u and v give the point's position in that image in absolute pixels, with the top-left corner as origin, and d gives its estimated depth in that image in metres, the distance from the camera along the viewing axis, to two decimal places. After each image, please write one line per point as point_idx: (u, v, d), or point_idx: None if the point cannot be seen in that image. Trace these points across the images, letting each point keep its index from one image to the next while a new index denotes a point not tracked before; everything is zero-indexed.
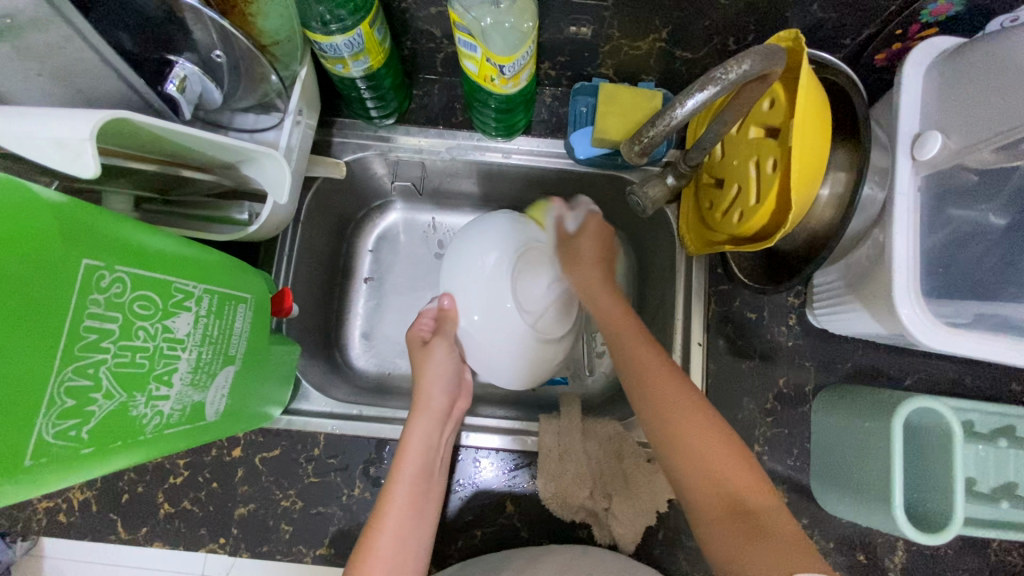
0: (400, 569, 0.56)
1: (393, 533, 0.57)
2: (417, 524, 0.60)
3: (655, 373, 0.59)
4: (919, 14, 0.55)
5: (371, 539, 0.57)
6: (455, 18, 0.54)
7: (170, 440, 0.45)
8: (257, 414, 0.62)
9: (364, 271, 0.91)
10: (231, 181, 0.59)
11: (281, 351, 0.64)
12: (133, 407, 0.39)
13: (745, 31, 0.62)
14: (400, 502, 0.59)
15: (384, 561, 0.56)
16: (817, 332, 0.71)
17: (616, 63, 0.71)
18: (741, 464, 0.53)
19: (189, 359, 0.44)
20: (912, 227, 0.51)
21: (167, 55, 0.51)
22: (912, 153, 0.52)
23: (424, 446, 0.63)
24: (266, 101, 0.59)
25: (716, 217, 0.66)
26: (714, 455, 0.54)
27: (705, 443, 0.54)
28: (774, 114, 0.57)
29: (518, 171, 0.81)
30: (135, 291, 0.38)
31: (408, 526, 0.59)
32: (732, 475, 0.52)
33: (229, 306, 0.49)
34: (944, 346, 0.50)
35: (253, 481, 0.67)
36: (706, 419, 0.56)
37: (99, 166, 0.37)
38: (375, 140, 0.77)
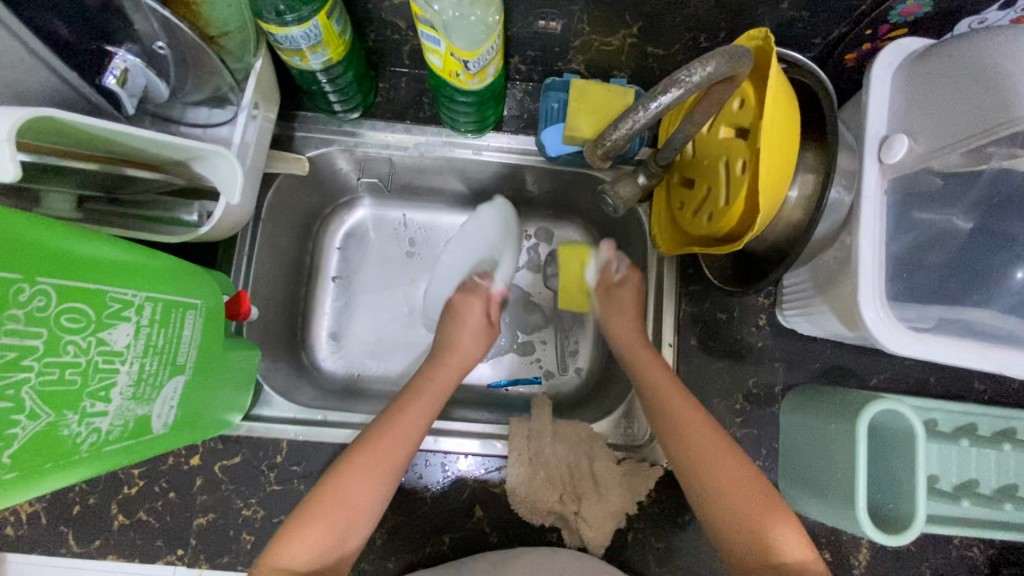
0: (346, 517, 0.56)
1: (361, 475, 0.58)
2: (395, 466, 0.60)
3: (667, 389, 0.63)
4: (888, 14, 0.55)
5: (339, 481, 0.57)
6: (417, 11, 0.51)
7: (111, 456, 0.43)
8: (214, 422, 0.59)
9: (331, 270, 0.88)
10: (182, 179, 0.56)
11: (239, 356, 0.61)
12: (64, 426, 0.36)
13: (717, 28, 0.61)
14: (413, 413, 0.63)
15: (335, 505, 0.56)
16: (787, 332, 0.72)
17: (587, 58, 0.69)
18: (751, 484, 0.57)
19: (131, 371, 0.42)
20: (878, 231, 0.51)
21: (105, 45, 0.47)
22: (879, 156, 0.52)
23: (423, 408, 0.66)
24: (219, 94, 0.56)
25: (686, 217, 0.65)
26: (726, 477, 0.57)
27: (720, 459, 0.58)
28: (743, 114, 0.56)
29: (489, 168, 0.79)
30: (62, 303, 0.35)
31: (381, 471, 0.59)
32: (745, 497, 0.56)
33: (176, 313, 0.47)
34: (905, 350, 0.50)
35: (213, 489, 0.65)
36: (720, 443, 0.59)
37: (19, 168, 0.34)
38: (339, 134, 0.74)
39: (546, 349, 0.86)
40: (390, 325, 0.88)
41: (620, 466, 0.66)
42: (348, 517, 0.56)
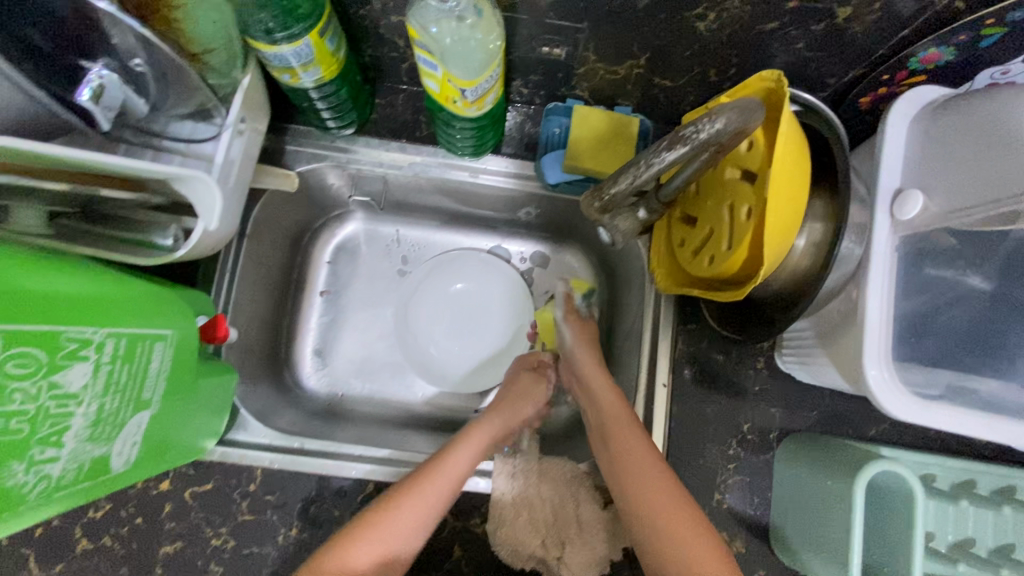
0: (399, 529, 0.55)
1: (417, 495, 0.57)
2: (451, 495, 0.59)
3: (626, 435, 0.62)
4: (908, 60, 0.53)
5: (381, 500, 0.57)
6: (414, 34, 0.49)
7: (64, 500, 0.40)
8: (185, 449, 0.57)
9: (319, 285, 0.86)
10: (161, 198, 0.53)
11: (214, 382, 0.59)
12: (8, 477, 0.34)
13: (728, 64, 0.59)
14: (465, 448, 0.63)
15: (391, 519, 0.55)
16: (785, 377, 0.69)
17: (591, 86, 0.67)
18: (682, 506, 0.55)
19: (88, 413, 0.39)
20: (885, 289, 0.49)
21: (79, 60, 0.44)
22: (892, 210, 0.49)
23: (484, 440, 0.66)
24: (204, 109, 0.54)
25: (687, 255, 0.62)
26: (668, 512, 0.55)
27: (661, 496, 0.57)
28: (751, 158, 0.54)
29: (486, 190, 0.76)
30: (8, 349, 0.32)
31: (444, 494, 0.59)
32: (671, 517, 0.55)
33: (143, 346, 0.44)
34: (907, 415, 0.48)
35: (182, 516, 0.63)
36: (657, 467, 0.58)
37: None
38: (332, 150, 0.72)
39: None
40: (377, 345, 0.85)
41: (606, 510, 0.64)
42: (404, 533, 0.55)
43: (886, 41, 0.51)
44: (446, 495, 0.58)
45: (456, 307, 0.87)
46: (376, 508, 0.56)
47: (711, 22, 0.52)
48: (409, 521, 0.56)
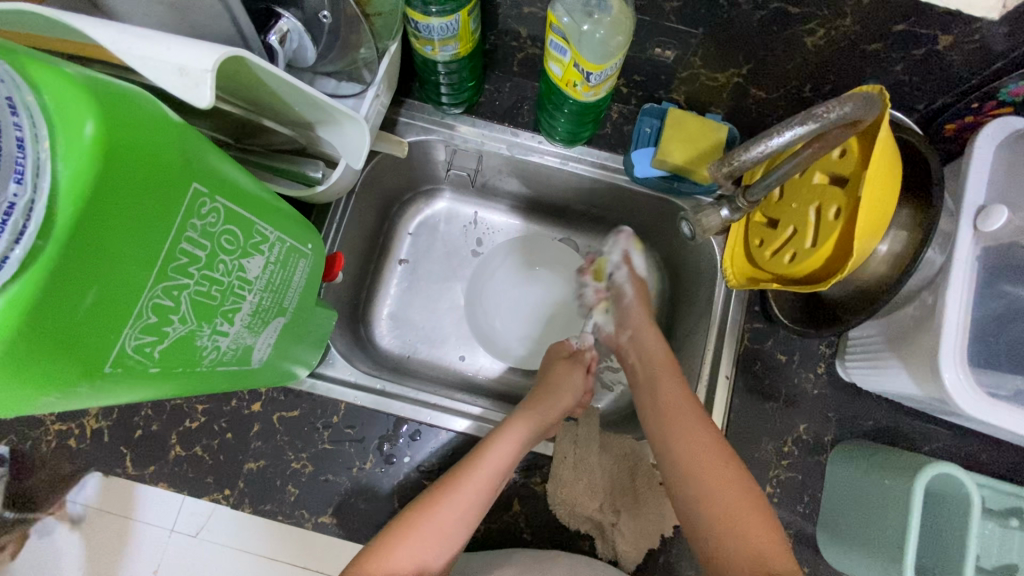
0: (420, 549, 0.57)
1: (438, 516, 0.59)
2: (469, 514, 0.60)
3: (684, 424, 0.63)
4: (998, 91, 0.57)
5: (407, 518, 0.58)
6: (553, 20, 0.56)
7: (217, 378, 0.45)
8: (285, 372, 0.61)
9: (400, 253, 0.92)
10: (304, 140, 0.60)
11: (322, 315, 0.64)
12: (199, 336, 0.39)
13: (824, 80, 0.64)
14: (480, 477, 0.61)
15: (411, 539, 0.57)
16: (844, 384, 0.72)
17: (689, 90, 0.73)
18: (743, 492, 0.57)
19: (252, 302, 0.44)
20: (966, 296, 0.52)
21: (274, 7, 0.52)
22: (975, 223, 0.53)
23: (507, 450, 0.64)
24: (353, 68, 0.60)
25: (765, 254, 0.66)
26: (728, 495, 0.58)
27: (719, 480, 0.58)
28: (843, 163, 0.58)
29: (573, 179, 0.82)
30: (225, 225, 0.38)
31: (464, 515, 0.59)
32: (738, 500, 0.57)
33: (293, 258, 0.50)
34: (985, 416, 0.51)
35: (268, 437, 0.67)
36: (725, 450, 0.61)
37: (214, 98, 0.37)
38: (439, 126, 0.78)
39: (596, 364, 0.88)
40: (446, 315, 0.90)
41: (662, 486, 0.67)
42: (426, 551, 0.57)
43: (978, 71, 0.56)
44: (456, 534, 0.59)
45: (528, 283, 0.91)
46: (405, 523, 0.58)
47: (819, 38, 0.57)
48: (438, 530, 0.58)
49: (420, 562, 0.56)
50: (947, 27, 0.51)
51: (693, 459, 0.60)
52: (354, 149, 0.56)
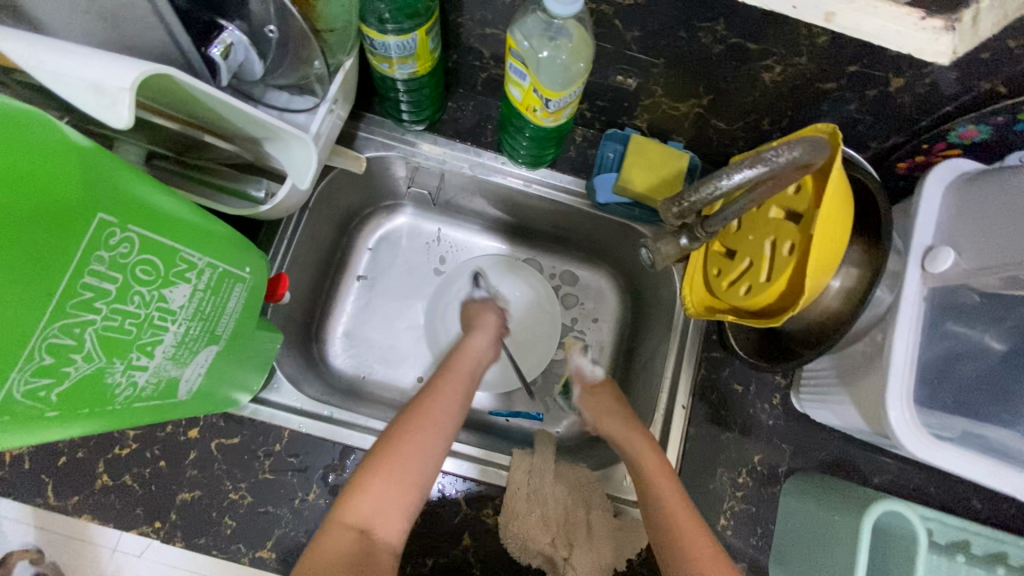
0: (408, 469, 0.57)
1: (429, 429, 0.61)
2: (449, 429, 0.63)
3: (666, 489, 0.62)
4: (947, 134, 0.58)
5: (390, 441, 0.59)
6: (512, 43, 0.55)
7: (137, 414, 0.42)
8: (223, 399, 0.58)
9: (359, 269, 0.89)
10: (250, 155, 0.57)
11: (265, 337, 0.61)
12: (109, 374, 0.36)
13: (782, 115, 0.64)
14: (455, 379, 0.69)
15: (397, 457, 0.57)
16: (798, 415, 0.72)
17: (651, 118, 0.72)
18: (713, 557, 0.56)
19: (177, 333, 0.41)
20: (912, 336, 0.53)
21: (217, 19, 0.49)
22: (923, 264, 0.54)
23: (462, 376, 0.70)
24: (305, 83, 0.58)
25: (722, 284, 0.66)
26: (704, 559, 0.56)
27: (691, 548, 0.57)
28: (798, 199, 0.58)
29: (537, 201, 0.81)
30: (141, 254, 0.35)
31: (452, 408, 0.65)
32: (706, 564, 0.56)
33: (228, 283, 0.47)
34: (930, 456, 0.51)
35: (205, 466, 0.64)
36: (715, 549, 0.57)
37: (133, 118, 0.35)
38: (400, 142, 0.76)
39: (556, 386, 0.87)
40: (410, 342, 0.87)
41: (616, 519, 0.66)
42: (414, 469, 0.57)
43: (928, 113, 0.57)
44: (450, 426, 0.63)
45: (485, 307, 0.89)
46: (390, 442, 0.58)
47: (776, 74, 0.58)
48: (437, 422, 0.62)
49: (424, 453, 0.59)
50: (898, 69, 0.52)
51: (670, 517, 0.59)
52: (300, 166, 0.54)
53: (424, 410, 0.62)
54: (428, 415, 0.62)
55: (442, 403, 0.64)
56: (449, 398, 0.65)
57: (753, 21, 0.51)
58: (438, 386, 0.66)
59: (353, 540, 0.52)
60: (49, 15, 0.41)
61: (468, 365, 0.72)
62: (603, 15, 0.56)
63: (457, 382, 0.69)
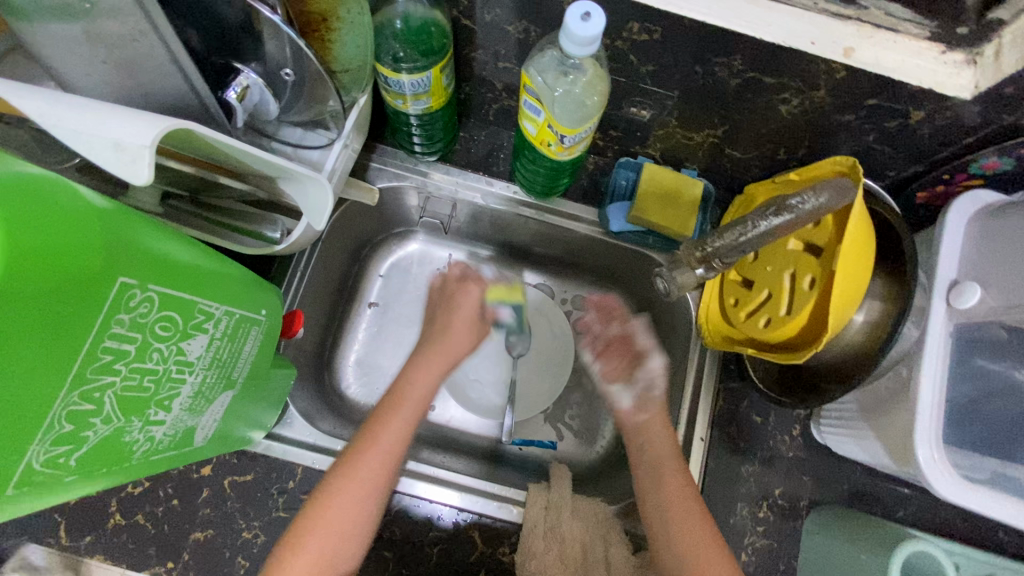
0: (346, 528, 0.55)
1: (375, 456, 0.58)
2: (393, 475, 0.59)
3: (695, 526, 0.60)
4: (970, 165, 0.58)
5: (326, 496, 0.56)
6: (526, 80, 0.55)
7: (153, 465, 0.42)
8: (239, 438, 0.58)
9: (370, 296, 0.88)
10: (264, 193, 0.57)
11: (280, 375, 0.60)
12: (127, 432, 0.35)
13: (798, 145, 0.64)
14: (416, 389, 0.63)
15: (333, 518, 0.55)
16: (818, 446, 0.70)
17: (665, 147, 0.72)
18: None
19: (194, 383, 0.41)
20: (939, 374, 0.52)
21: (233, 62, 0.49)
22: (948, 299, 0.53)
23: (410, 402, 0.63)
24: (319, 119, 0.58)
25: (740, 316, 0.65)
26: None
27: None
28: (818, 232, 0.58)
29: (550, 229, 0.80)
30: (161, 312, 0.35)
31: (405, 425, 0.61)
32: None
33: (243, 329, 0.46)
34: (959, 497, 0.50)
35: (218, 504, 0.63)
36: (708, 529, 0.59)
37: (151, 175, 0.34)
38: (412, 172, 0.76)
39: (570, 414, 0.86)
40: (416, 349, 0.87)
41: (635, 557, 0.65)
42: (354, 530, 0.55)
43: (948, 145, 0.56)
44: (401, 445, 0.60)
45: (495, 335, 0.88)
46: (325, 499, 0.55)
47: (793, 106, 0.57)
48: (388, 445, 0.59)
49: (377, 481, 0.57)
50: (919, 103, 0.52)
51: (693, 558, 0.58)
52: (315, 203, 0.54)
53: (362, 458, 0.58)
54: (366, 460, 0.58)
55: (387, 444, 0.59)
56: (392, 438, 0.60)
57: (768, 56, 0.51)
58: (380, 428, 0.60)
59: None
60: (72, 66, 0.41)
61: (424, 382, 0.65)
62: (617, 51, 0.56)
63: (418, 392, 0.64)
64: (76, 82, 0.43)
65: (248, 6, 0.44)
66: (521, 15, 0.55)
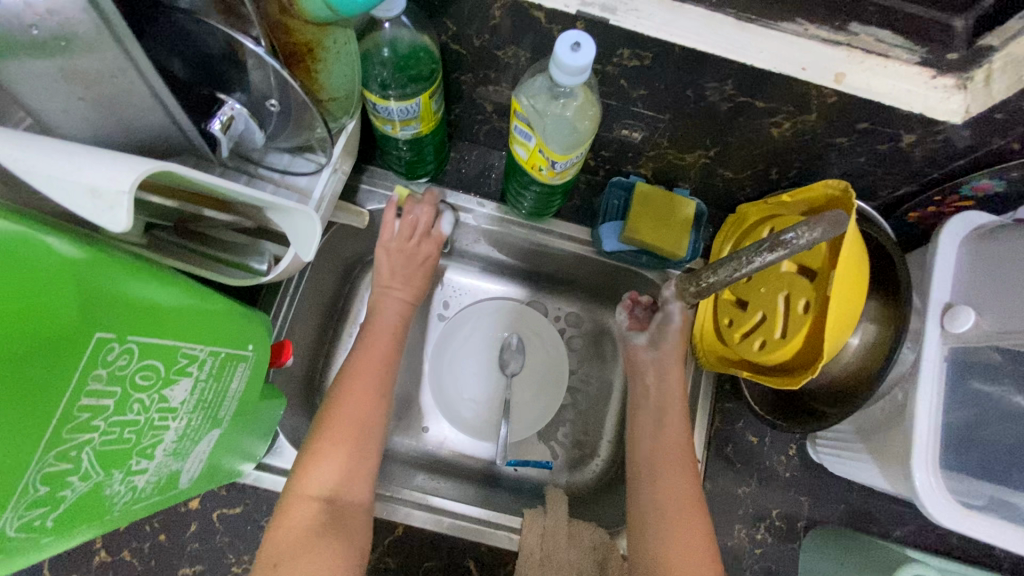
0: (358, 441, 0.59)
1: (358, 393, 0.61)
2: (386, 390, 0.64)
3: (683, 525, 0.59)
4: (960, 186, 0.58)
5: (336, 411, 0.60)
6: (516, 106, 0.55)
7: (137, 511, 0.41)
8: (227, 472, 0.57)
9: (360, 316, 0.85)
10: (251, 221, 0.56)
11: (270, 406, 0.59)
12: (108, 485, 0.35)
13: (790, 166, 0.64)
14: (381, 328, 0.67)
15: (343, 432, 0.59)
16: (814, 465, 0.70)
17: (656, 166, 0.72)
18: None
19: (178, 428, 0.40)
20: (935, 399, 0.52)
21: (216, 92, 0.48)
22: (942, 323, 0.53)
23: (394, 324, 0.69)
24: (307, 145, 0.57)
25: (734, 337, 0.65)
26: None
27: None
28: (812, 255, 0.57)
29: (542, 248, 0.80)
30: (141, 361, 0.34)
31: (380, 359, 0.65)
32: None
33: (230, 366, 0.45)
34: (955, 524, 0.50)
35: (206, 538, 0.62)
36: (696, 537, 0.58)
37: (132, 220, 0.33)
38: (402, 194, 0.76)
39: (565, 434, 0.85)
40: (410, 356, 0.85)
41: None
42: (365, 442, 0.59)
43: (940, 166, 0.56)
44: (379, 377, 0.63)
45: (489, 352, 0.87)
46: (329, 413, 0.60)
47: (785, 129, 0.57)
48: (368, 378, 0.63)
49: (367, 415, 0.61)
50: (911, 128, 0.51)
51: None
52: (304, 230, 0.52)
53: (360, 375, 0.63)
54: (365, 375, 0.63)
55: (371, 363, 0.64)
56: (383, 356, 0.65)
57: (759, 81, 0.51)
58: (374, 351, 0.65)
59: (322, 509, 0.55)
60: (49, 104, 0.40)
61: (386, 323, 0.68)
62: (607, 75, 0.55)
63: (383, 330, 0.67)
64: (54, 119, 0.42)
65: (231, 38, 0.44)
66: (510, 41, 0.54)
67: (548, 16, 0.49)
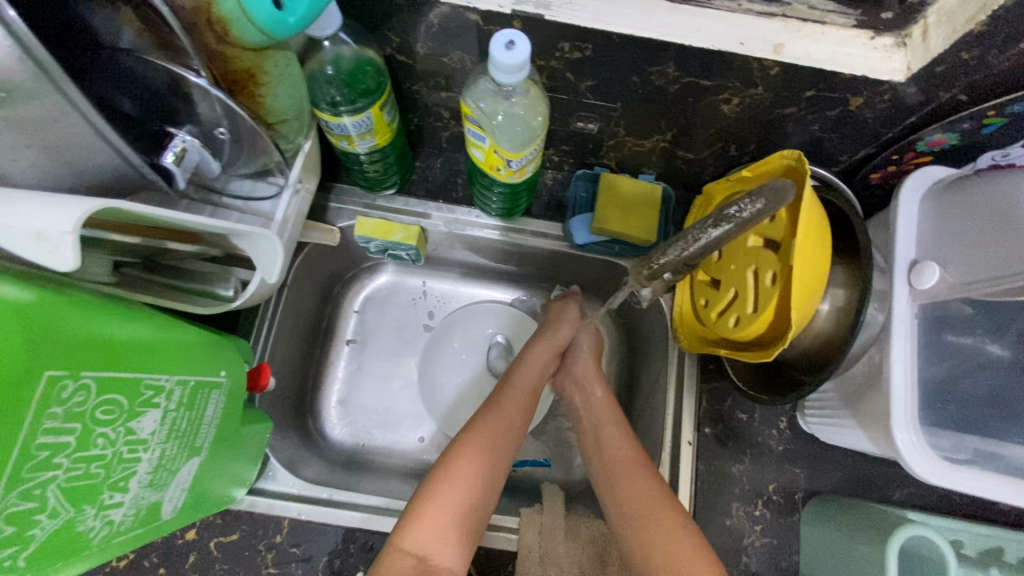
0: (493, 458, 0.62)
1: (452, 489, 0.59)
2: (476, 503, 0.59)
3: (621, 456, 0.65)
4: (916, 143, 0.58)
5: (408, 534, 0.56)
6: (466, 110, 0.55)
7: (118, 546, 0.41)
8: (219, 499, 0.57)
9: (346, 333, 0.87)
10: (218, 249, 0.56)
11: (254, 430, 0.59)
12: (81, 521, 0.35)
13: (748, 141, 0.64)
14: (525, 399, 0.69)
15: (449, 505, 0.58)
16: (806, 436, 0.70)
17: (618, 155, 0.72)
18: None
19: (152, 458, 0.40)
20: (911, 355, 0.52)
21: (167, 127, 0.48)
22: (909, 280, 0.53)
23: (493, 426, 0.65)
24: (265, 169, 0.58)
25: (711, 317, 0.65)
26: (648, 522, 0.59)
27: None
28: (774, 227, 0.58)
29: (514, 248, 0.80)
30: (100, 396, 0.34)
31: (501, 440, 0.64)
32: None
33: (203, 393, 0.45)
34: (943, 481, 0.50)
35: (205, 567, 0.62)
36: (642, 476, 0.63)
37: (79, 259, 0.34)
38: (373, 208, 0.76)
39: (558, 429, 0.85)
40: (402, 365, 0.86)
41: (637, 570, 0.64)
42: (497, 457, 0.63)
43: (893, 126, 0.56)
44: (483, 465, 0.61)
45: (475, 352, 0.88)
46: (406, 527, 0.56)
47: (735, 105, 0.57)
48: (463, 481, 0.60)
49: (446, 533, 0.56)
50: (857, 91, 0.52)
51: None
52: (268, 250, 0.53)
53: (454, 479, 0.60)
54: (454, 493, 0.59)
55: (476, 454, 0.62)
56: (491, 451, 0.63)
57: (702, 61, 0.51)
58: (511, 383, 0.69)
59: None
60: None
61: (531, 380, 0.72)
62: (554, 71, 0.56)
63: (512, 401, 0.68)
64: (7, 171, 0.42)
65: (173, 72, 0.45)
66: (454, 46, 0.55)
67: (484, 18, 0.50)
